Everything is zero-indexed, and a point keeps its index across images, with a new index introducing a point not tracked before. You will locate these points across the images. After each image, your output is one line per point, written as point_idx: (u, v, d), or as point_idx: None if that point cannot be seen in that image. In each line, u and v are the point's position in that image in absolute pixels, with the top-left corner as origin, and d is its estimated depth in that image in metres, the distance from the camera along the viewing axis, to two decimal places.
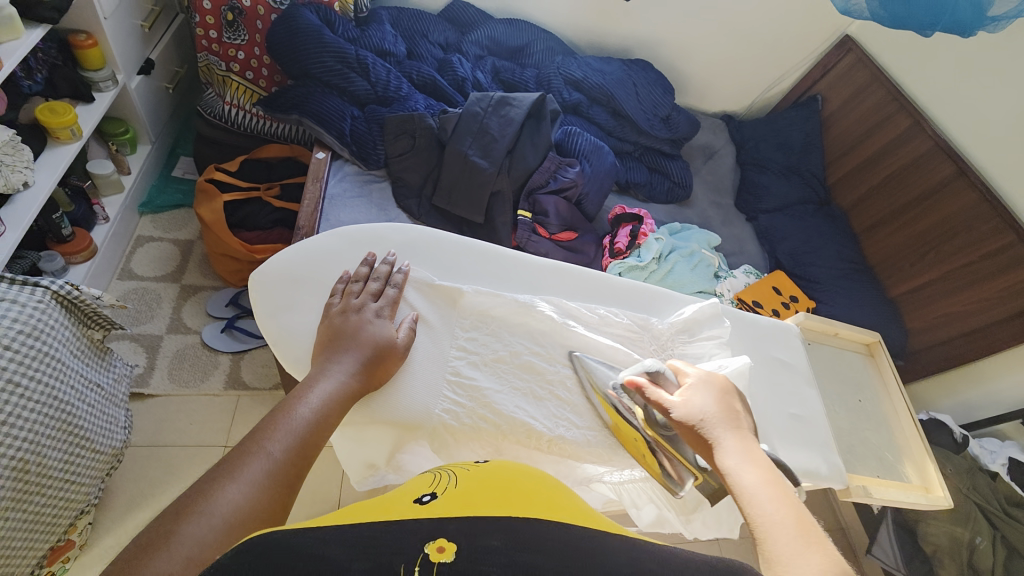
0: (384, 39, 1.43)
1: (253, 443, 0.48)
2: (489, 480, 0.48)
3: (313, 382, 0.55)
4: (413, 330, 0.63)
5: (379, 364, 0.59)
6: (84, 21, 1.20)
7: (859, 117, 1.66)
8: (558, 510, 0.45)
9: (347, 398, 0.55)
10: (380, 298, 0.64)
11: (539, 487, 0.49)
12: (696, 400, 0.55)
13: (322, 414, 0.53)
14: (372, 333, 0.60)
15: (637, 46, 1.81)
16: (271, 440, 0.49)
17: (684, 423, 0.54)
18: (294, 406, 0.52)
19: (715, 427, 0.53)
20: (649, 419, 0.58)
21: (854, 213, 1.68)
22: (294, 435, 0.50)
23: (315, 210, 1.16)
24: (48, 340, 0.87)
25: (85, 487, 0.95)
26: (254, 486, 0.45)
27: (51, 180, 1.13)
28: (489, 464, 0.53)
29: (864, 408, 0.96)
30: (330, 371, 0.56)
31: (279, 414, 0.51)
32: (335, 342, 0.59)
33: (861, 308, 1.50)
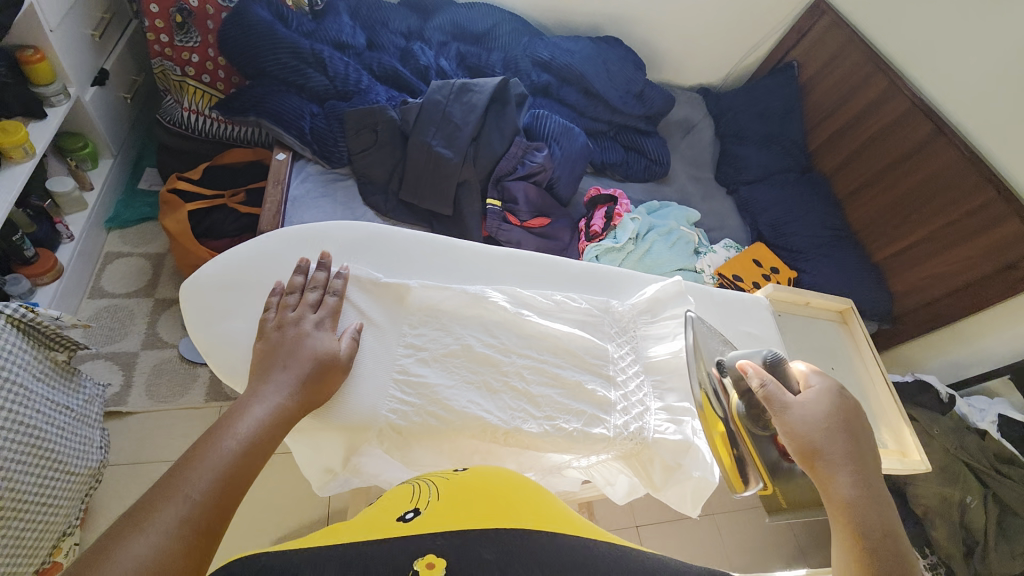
0: (341, 31, 1.39)
1: (168, 486, 0.43)
2: (463, 489, 0.49)
3: (242, 407, 0.51)
4: (356, 340, 0.61)
5: (318, 380, 0.56)
6: (27, 33, 1.16)
7: (836, 80, 1.62)
8: (541, 517, 0.45)
9: (283, 420, 0.52)
10: (319, 309, 0.61)
11: (511, 488, 0.49)
12: (814, 405, 0.55)
13: (254, 441, 0.49)
14: (310, 348, 0.57)
15: (606, 22, 1.76)
16: (192, 477, 0.45)
17: (805, 424, 0.54)
18: (220, 436, 0.49)
19: (837, 441, 0.53)
20: (746, 417, 0.58)
21: (835, 179, 1.65)
22: (218, 471, 0.46)
23: (276, 212, 1.13)
24: (7, 364, 0.85)
25: (66, 508, 0.94)
26: (168, 535, 0.40)
27: (6, 202, 1.10)
28: (466, 470, 0.53)
29: (837, 375, 0.94)
30: (263, 394, 0.53)
31: (202, 447, 0.47)
32: (269, 362, 0.56)
33: (845, 275, 1.48)
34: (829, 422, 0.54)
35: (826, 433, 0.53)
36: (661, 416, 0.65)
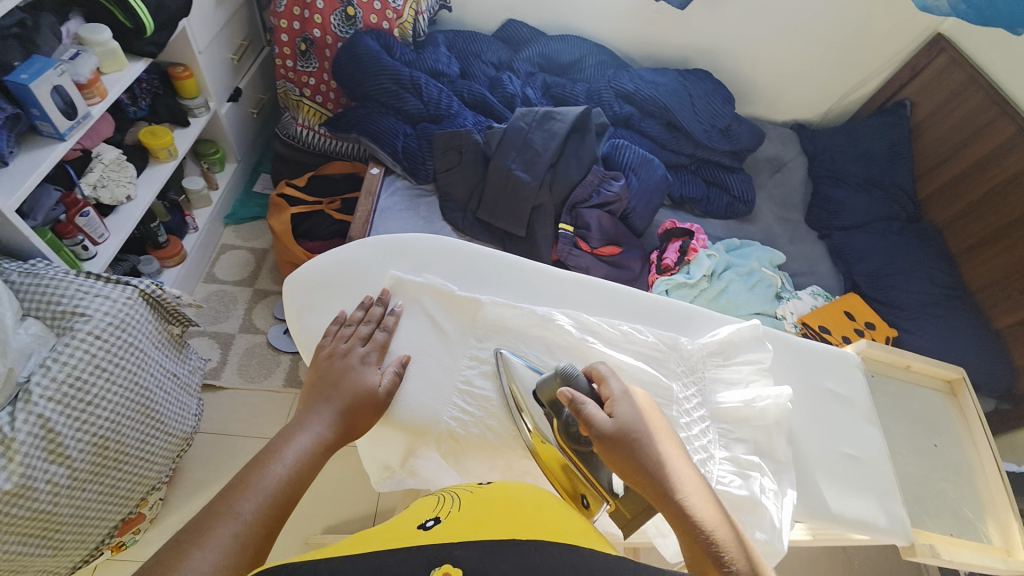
0: (438, 61, 1.50)
1: (220, 506, 0.45)
2: (487, 500, 0.53)
3: (287, 436, 0.53)
4: (399, 374, 0.62)
5: (357, 415, 0.57)
6: (182, 55, 1.36)
7: (954, 125, 1.47)
8: (557, 529, 0.49)
9: (323, 452, 0.53)
10: (368, 342, 0.63)
11: (529, 502, 0.53)
12: (624, 414, 0.54)
13: (297, 470, 0.51)
14: (353, 383, 0.59)
15: (696, 56, 1.74)
16: (240, 500, 0.46)
17: (610, 441, 0.53)
18: (268, 461, 0.50)
19: (646, 447, 0.53)
20: (569, 432, 0.58)
21: (948, 232, 1.48)
22: (266, 494, 0.47)
23: (366, 221, 1.24)
24: (133, 332, 0.97)
25: (158, 466, 1.06)
26: (221, 553, 0.42)
27: (149, 194, 1.29)
28: (492, 485, 0.57)
29: (940, 454, 0.83)
30: (306, 424, 0.54)
31: (251, 471, 0.49)
32: (314, 392, 0.57)
33: (956, 340, 1.31)
34: (631, 429, 0.53)
35: (634, 442, 0.53)
36: (726, 467, 0.59)
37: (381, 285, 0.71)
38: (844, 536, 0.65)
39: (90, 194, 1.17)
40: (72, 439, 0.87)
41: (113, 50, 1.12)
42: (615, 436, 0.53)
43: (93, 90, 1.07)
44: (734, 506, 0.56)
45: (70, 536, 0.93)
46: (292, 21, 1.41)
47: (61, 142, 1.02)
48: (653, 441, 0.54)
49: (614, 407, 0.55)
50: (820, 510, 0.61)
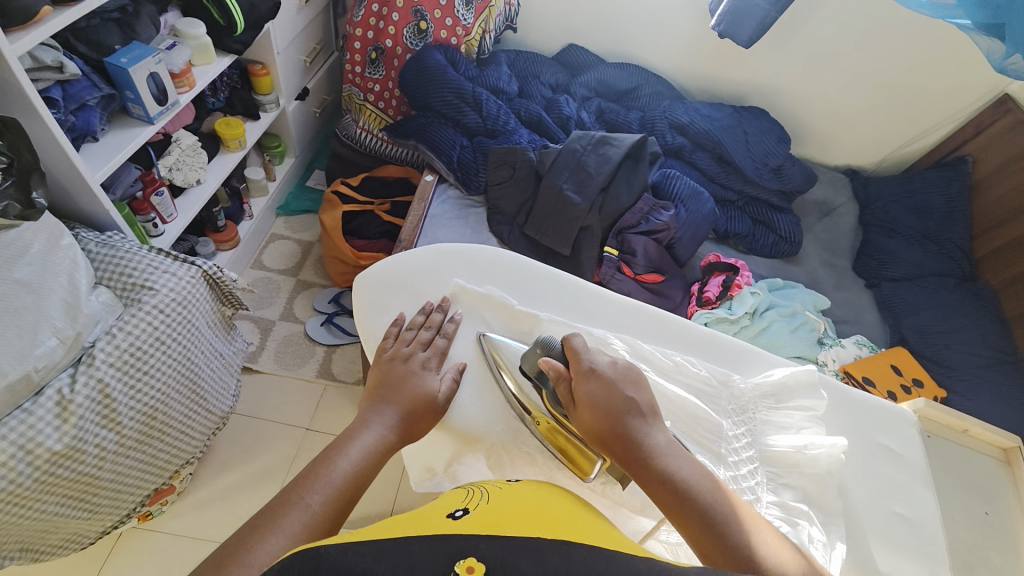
0: (499, 79, 1.55)
1: (293, 493, 0.49)
2: (521, 502, 0.49)
3: (352, 433, 0.56)
4: (456, 382, 0.64)
5: (417, 419, 0.59)
6: (261, 54, 1.45)
7: (1020, 185, 1.42)
8: (580, 531, 0.44)
9: (384, 453, 0.55)
10: (428, 348, 0.66)
11: (563, 508, 0.49)
12: (594, 388, 0.57)
13: (360, 467, 0.53)
14: (415, 387, 0.61)
15: (752, 94, 1.75)
16: (309, 491, 0.49)
17: (582, 411, 0.57)
18: (335, 456, 0.53)
19: (619, 416, 0.56)
20: (555, 401, 0.60)
21: (1007, 295, 1.42)
22: (332, 487, 0.50)
23: (416, 226, 1.28)
24: (192, 310, 1.01)
25: (195, 441, 1.09)
26: (291, 539, 0.45)
27: (216, 180, 1.36)
28: (520, 483, 0.53)
29: (989, 523, 0.79)
30: (370, 424, 0.56)
31: (320, 465, 0.52)
32: (377, 393, 0.60)
33: (1010, 408, 1.24)
34: (601, 400, 0.57)
35: (605, 414, 0.56)
36: (773, 511, 0.58)
37: (442, 292, 0.74)
38: None
39: (166, 175, 1.25)
40: (125, 406, 0.91)
41: (204, 44, 1.20)
42: (584, 407, 0.57)
43: (184, 80, 1.15)
44: None
45: (105, 501, 0.96)
46: (367, 31, 1.49)
47: (148, 124, 1.10)
48: (626, 408, 0.57)
49: (584, 381, 0.58)
50: (862, 563, 0.59)
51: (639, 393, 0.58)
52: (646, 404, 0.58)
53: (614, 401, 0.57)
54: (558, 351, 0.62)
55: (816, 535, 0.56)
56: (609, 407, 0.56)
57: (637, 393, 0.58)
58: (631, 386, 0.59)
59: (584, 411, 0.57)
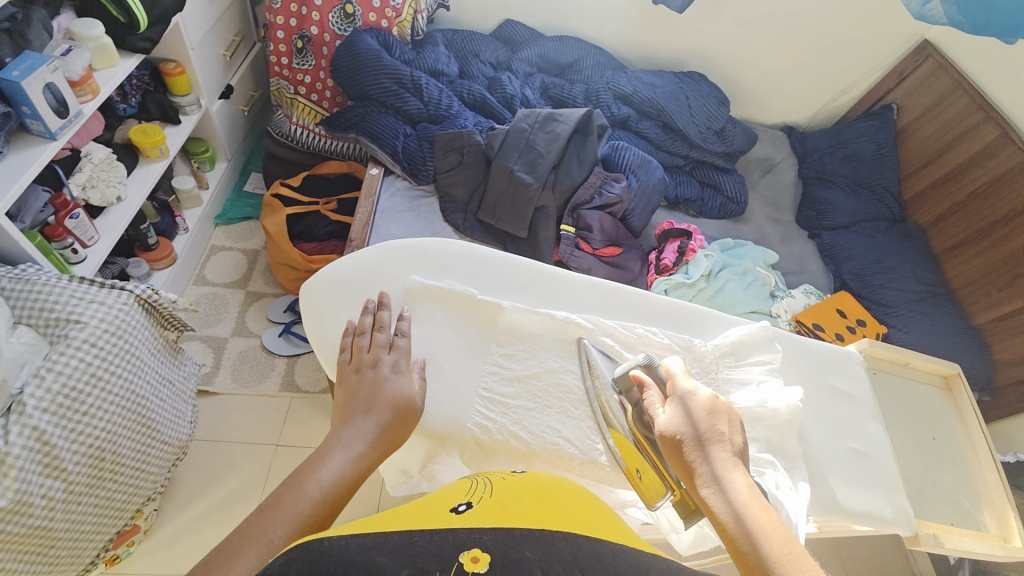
0: (437, 60, 1.49)
1: (254, 527, 0.42)
2: (524, 494, 0.48)
3: (320, 455, 0.50)
4: (424, 381, 0.63)
5: (394, 432, 0.56)
6: (173, 51, 1.33)
7: (940, 128, 1.52)
8: (586, 522, 0.44)
9: (359, 473, 0.51)
10: (392, 350, 0.63)
11: (569, 500, 0.48)
12: (683, 416, 0.55)
13: (332, 492, 0.48)
14: (385, 395, 0.58)
15: (690, 58, 1.77)
16: (272, 527, 0.43)
17: (665, 440, 0.54)
18: (303, 481, 0.47)
19: (698, 451, 0.52)
20: (640, 423, 0.58)
21: (933, 232, 1.53)
22: (300, 516, 0.44)
23: (367, 223, 1.23)
24: (129, 339, 0.93)
25: (153, 475, 1.02)
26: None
27: (140, 194, 1.26)
28: (524, 475, 0.52)
29: (938, 447, 0.86)
30: (343, 441, 0.52)
31: (283, 494, 0.46)
32: (345, 407, 0.56)
33: (940, 335, 1.35)
34: (687, 432, 0.54)
35: (691, 445, 0.53)
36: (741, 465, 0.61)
37: (400, 292, 0.71)
38: (849, 529, 0.68)
39: (79, 195, 1.14)
40: (68, 450, 0.84)
41: (105, 46, 1.09)
42: (667, 434, 0.54)
43: (86, 87, 1.04)
44: None
45: (65, 551, 0.90)
46: (289, 18, 1.39)
47: (51, 141, 0.99)
48: (711, 442, 0.53)
49: (676, 407, 0.56)
50: (831, 504, 0.63)
51: (725, 426, 0.54)
52: (732, 441, 0.53)
53: (700, 432, 0.53)
54: (658, 374, 0.60)
55: (785, 485, 0.60)
56: (686, 443, 0.53)
57: (726, 430, 0.54)
58: (720, 421, 0.54)
59: (669, 450, 0.54)
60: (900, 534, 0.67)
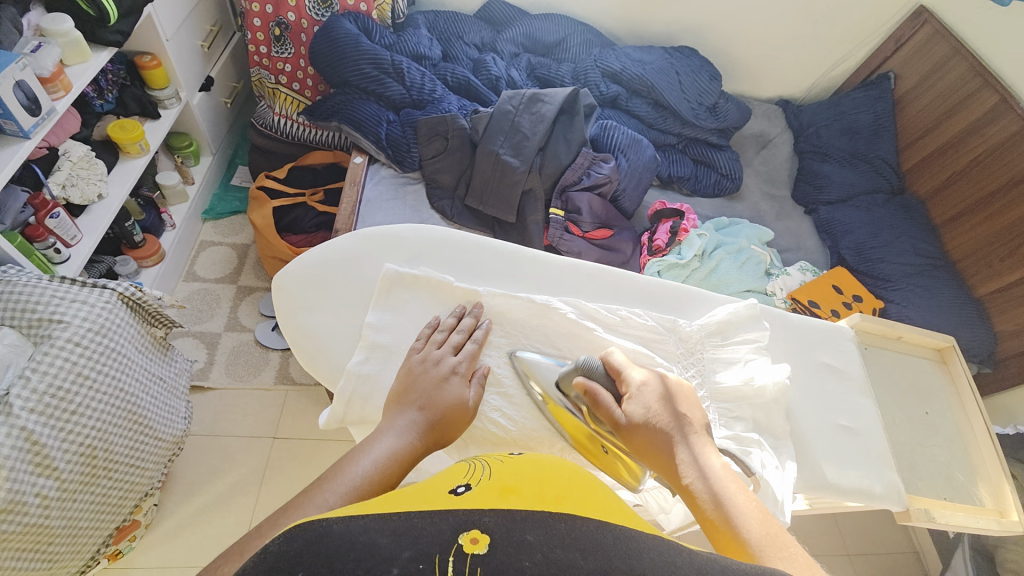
0: (419, 43, 1.45)
1: (313, 489, 0.45)
2: (526, 474, 0.42)
3: (375, 436, 0.52)
4: (482, 387, 0.61)
5: (447, 427, 0.55)
6: (147, 43, 1.30)
7: (939, 95, 1.48)
8: (592, 505, 0.38)
9: (409, 458, 0.51)
10: (459, 351, 0.62)
11: (572, 478, 0.42)
12: (641, 407, 0.58)
13: (383, 472, 0.48)
14: (447, 394, 0.57)
15: (680, 32, 1.72)
16: (330, 491, 0.45)
17: (629, 431, 0.57)
18: (356, 457, 0.49)
19: (663, 440, 0.56)
20: (594, 416, 0.60)
21: (932, 203, 1.50)
22: (352, 485, 0.45)
23: (352, 212, 1.21)
24: (115, 338, 0.93)
25: (149, 471, 1.03)
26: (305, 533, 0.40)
27: (122, 191, 1.24)
28: (524, 455, 0.46)
29: (931, 421, 0.86)
30: (398, 428, 0.53)
31: (342, 465, 0.47)
32: (406, 396, 0.56)
33: (940, 308, 1.33)
34: (647, 423, 0.57)
35: (654, 433, 0.56)
36: (726, 445, 0.62)
37: (376, 280, 0.70)
38: (840, 505, 0.69)
39: (60, 194, 1.12)
40: (59, 449, 0.84)
41: (75, 41, 1.05)
42: (631, 425, 0.57)
43: (58, 84, 1.01)
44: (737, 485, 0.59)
45: (64, 547, 0.90)
46: (264, 5, 1.36)
47: (26, 140, 0.97)
48: (672, 432, 0.56)
49: (632, 401, 0.58)
50: (818, 481, 0.65)
51: (693, 409, 0.58)
52: (697, 421, 0.57)
53: (661, 423, 0.56)
54: (604, 376, 0.62)
55: (769, 464, 0.61)
56: (661, 431, 0.56)
57: (681, 413, 0.57)
58: (677, 404, 0.58)
59: (635, 436, 0.56)
60: (890, 509, 0.68)
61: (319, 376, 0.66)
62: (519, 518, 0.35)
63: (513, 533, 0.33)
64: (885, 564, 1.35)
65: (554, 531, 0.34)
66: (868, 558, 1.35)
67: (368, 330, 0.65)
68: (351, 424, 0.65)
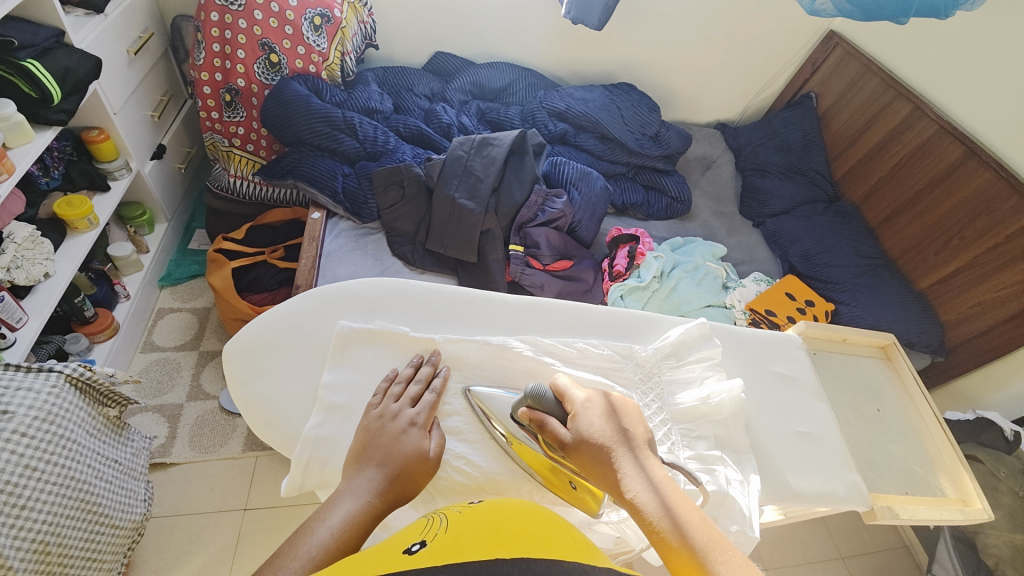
0: (370, 98, 1.50)
1: (268, 570, 0.43)
2: (482, 523, 0.41)
3: (334, 500, 0.50)
4: (442, 438, 0.61)
5: (408, 480, 0.55)
6: (95, 118, 1.30)
7: (856, 110, 1.62)
8: (543, 543, 0.39)
9: (369, 519, 0.49)
10: (417, 403, 0.62)
11: (525, 520, 0.43)
12: (585, 425, 0.58)
13: (341, 537, 0.46)
14: (405, 447, 0.57)
15: (618, 70, 1.83)
16: (284, 567, 0.43)
17: (575, 453, 0.57)
18: (313, 526, 0.47)
19: (607, 454, 0.56)
20: (549, 446, 0.60)
21: (865, 206, 1.61)
22: (311, 558, 0.43)
23: (312, 267, 1.20)
24: (63, 423, 0.88)
25: (107, 563, 0.96)
26: None
27: (70, 268, 1.21)
28: (482, 503, 0.45)
29: (884, 418, 0.89)
30: (356, 489, 0.52)
31: (297, 538, 0.45)
32: (363, 455, 0.56)
33: (888, 305, 1.39)
34: (590, 440, 0.57)
35: (597, 452, 0.56)
36: (691, 465, 0.64)
37: (331, 337, 0.70)
38: (811, 511, 0.72)
39: (4, 277, 1.07)
40: (11, 548, 0.77)
41: (18, 123, 1.04)
42: (575, 445, 0.57)
43: None
44: (707, 503, 0.61)
45: None
46: (213, 73, 1.37)
47: None
48: (616, 446, 0.56)
49: (576, 420, 0.59)
50: (783, 491, 0.67)
51: (637, 423, 0.59)
52: (640, 436, 0.58)
53: (605, 438, 0.57)
54: (552, 400, 0.61)
55: (736, 479, 0.63)
56: (602, 447, 0.56)
57: (624, 426, 0.58)
58: (622, 418, 0.59)
59: (579, 455, 0.57)
60: (855, 510, 0.71)
61: (274, 444, 0.65)
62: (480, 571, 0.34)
63: None
64: (877, 565, 1.35)
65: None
66: (858, 560, 1.35)
67: (324, 391, 0.65)
68: (313, 489, 0.63)
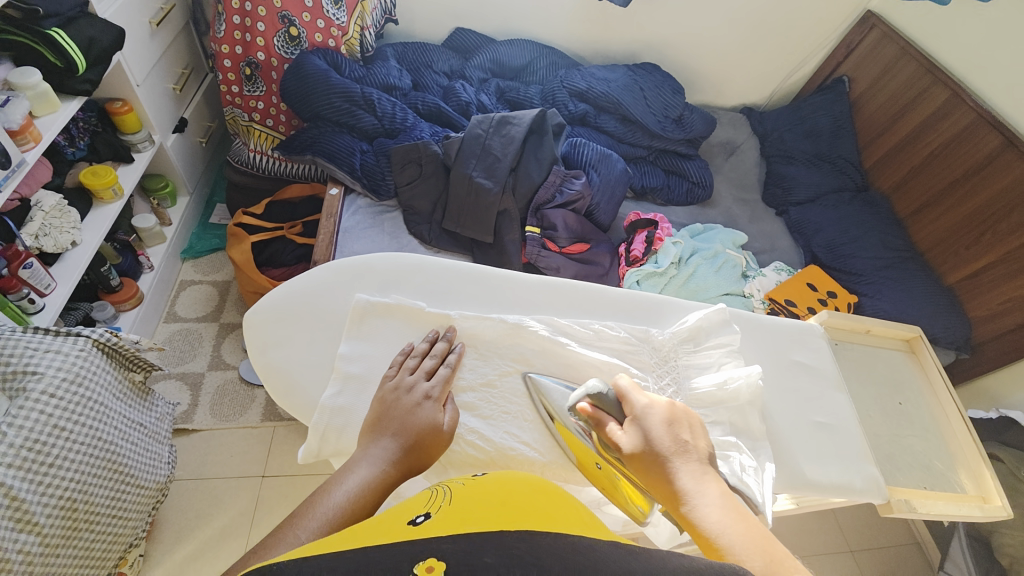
0: (388, 74, 1.49)
1: (285, 529, 0.44)
2: (486, 496, 0.42)
3: (349, 467, 0.51)
4: (456, 413, 0.62)
5: (422, 451, 0.56)
6: (119, 90, 1.31)
7: (893, 94, 1.55)
8: (550, 519, 0.39)
9: (384, 487, 0.50)
10: (432, 376, 0.63)
11: (531, 494, 0.43)
12: (645, 431, 0.56)
13: (356, 501, 0.47)
14: (419, 419, 0.58)
15: (643, 49, 1.78)
16: (302, 528, 0.44)
17: (633, 460, 0.55)
18: (330, 491, 0.48)
19: (668, 463, 0.54)
20: (607, 451, 0.59)
21: (896, 197, 1.55)
22: (328, 520, 0.45)
23: (330, 243, 1.21)
24: (90, 386, 0.91)
25: (132, 521, 1.00)
26: None
27: (96, 237, 1.24)
28: (487, 476, 0.46)
29: (905, 411, 0.87)
30: (371, 457, 0.52)
31: (313, 501, 0.47)
32: (377, 426, 0.56)
33: (914, 299, 1.35)
34: (650, 449, 0.55)
35: (656, 460, 0.54)
36: None
37: (349, 310, 0.71)
38: (825, 501, 0.71)
39: (33, 244, 1.11)
40: (39, 504, 0.81)
41: (44, 92, 1.05)
42: (633, 454, 0.55)
43: (27, 135, 1.01)
44: None
45: None
46: (234, 46, 1.37)
47: None
48: (676, 455, 0.54)
49: (633, 425, 0.57)
50: (799, 480, 0.67)
51: (697, 436, 0.57)
52: (700, 447, 0.56)
53: (666, 447, 0.55)
54: (612, 400, 0.60)
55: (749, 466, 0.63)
56: (659, 456, 0.54)
57: (690, 438, 0.56)
58: (683, 429, 0.57)
59: (636, 465, 0.55)
60: (871, 502, 0.70)
61: (292, 412, 0.66)
62: (490, 542, 0.35)
63: (487, 558, 0.34)
64: (887, 559, 1.34)
65: (514, 550, 0.34)
66: (868, 553, 1.34)
67: (341, 362, 0.65)
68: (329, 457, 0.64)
